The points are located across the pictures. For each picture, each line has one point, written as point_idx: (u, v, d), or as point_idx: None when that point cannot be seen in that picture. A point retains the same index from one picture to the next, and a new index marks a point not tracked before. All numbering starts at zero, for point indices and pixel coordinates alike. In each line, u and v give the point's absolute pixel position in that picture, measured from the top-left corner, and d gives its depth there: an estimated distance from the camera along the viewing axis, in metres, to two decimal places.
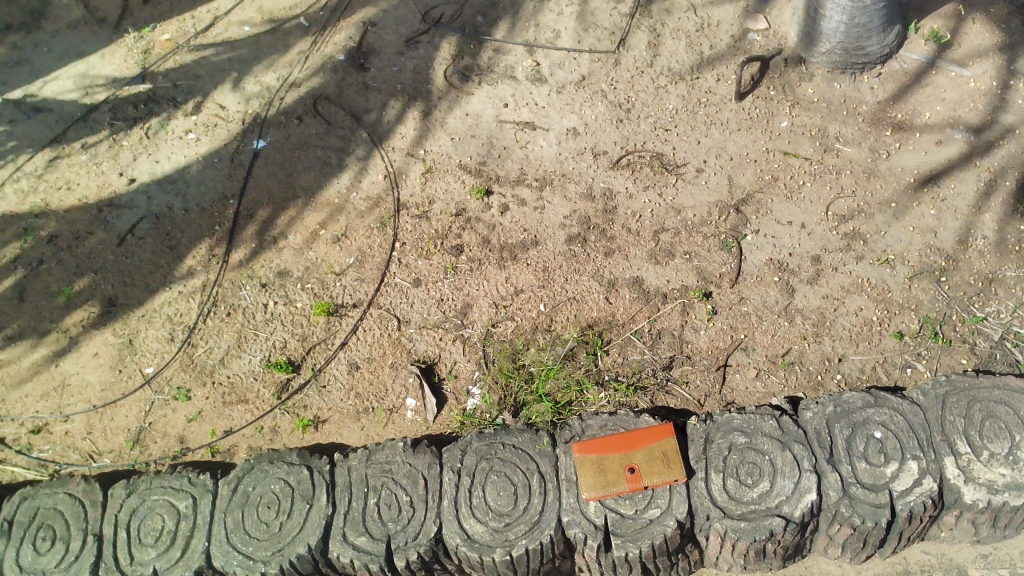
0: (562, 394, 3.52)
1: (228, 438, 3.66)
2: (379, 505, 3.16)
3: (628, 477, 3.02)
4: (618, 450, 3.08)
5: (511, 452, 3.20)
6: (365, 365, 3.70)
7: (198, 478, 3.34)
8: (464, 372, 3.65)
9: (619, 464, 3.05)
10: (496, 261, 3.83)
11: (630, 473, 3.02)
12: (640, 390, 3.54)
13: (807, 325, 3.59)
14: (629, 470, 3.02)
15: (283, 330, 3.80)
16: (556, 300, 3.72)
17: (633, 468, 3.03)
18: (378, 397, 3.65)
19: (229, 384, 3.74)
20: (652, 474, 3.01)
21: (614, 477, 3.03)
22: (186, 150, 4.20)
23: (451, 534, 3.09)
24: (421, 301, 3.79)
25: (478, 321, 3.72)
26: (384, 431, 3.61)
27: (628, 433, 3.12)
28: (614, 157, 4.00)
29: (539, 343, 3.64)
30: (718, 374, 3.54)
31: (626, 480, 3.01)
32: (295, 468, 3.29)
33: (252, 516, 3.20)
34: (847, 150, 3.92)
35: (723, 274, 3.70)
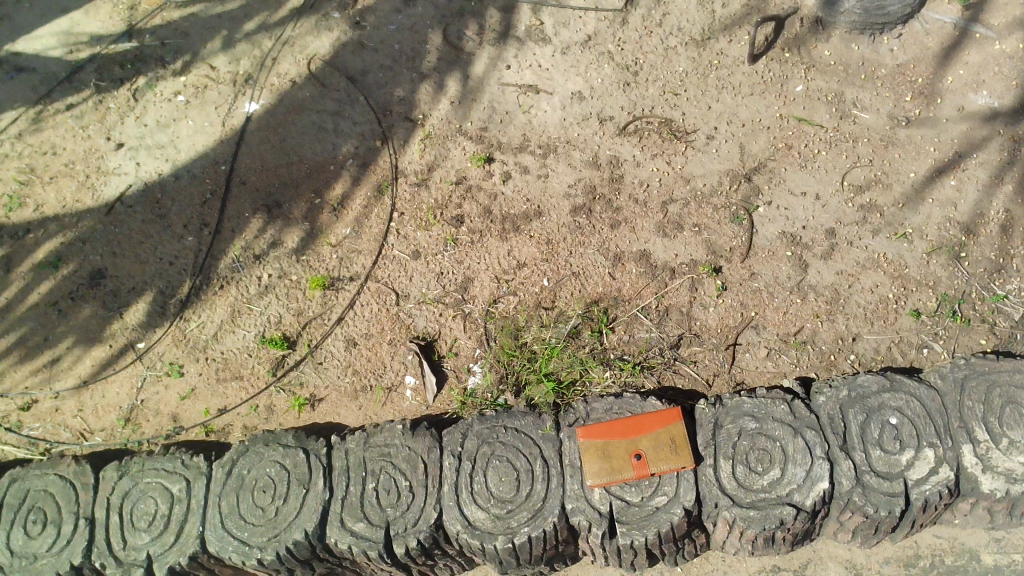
0: (566, 373, 3.39)
1: (223, 417, 3.54)
2: (377, 491, 3.09)
3: (634, 464, 2.94)
4: (624, 436, 2.99)
5: (513, 435, 3.10)
6: (364, 342, 3.59)
7: (191, 460, 3.25)
8: (464, 350, 3.52)
9: (625, 450, 2.96)
10: (498, 232, 3.68)
11: (637, 460, 2.93)
12: (647, 370, 3.39)
13: (820, 302, 3.43)
14: (635, 457, 2.94)
15: (278, 305, 3.68)
16: (560, 274, 3.58)
17: (641, 454, 2.94)
18: (376, 375, 3.54)
19: (222, 360, 3.63)
20: (659, 461, 2.93)
21: (619, 464, 2.94)
22: (175, 114, 4.03)
23: (452, 521, 3.03)
24: (420, 275, 3.66)
25: (479, 297, 3.59)
26: (382, 411, 3.49)
27: (633, 416, 3.03)
28: (620, 123, 3.84)
29: (541, 320, 3.51)
30: (727, 353, 3.40)
31: (632, 467, 2.93)
32: (291, 450, 3.20)
33: (248, 501, 3.13)
34: (864, 117, 3.74)
35: (733, 248, 3.55)
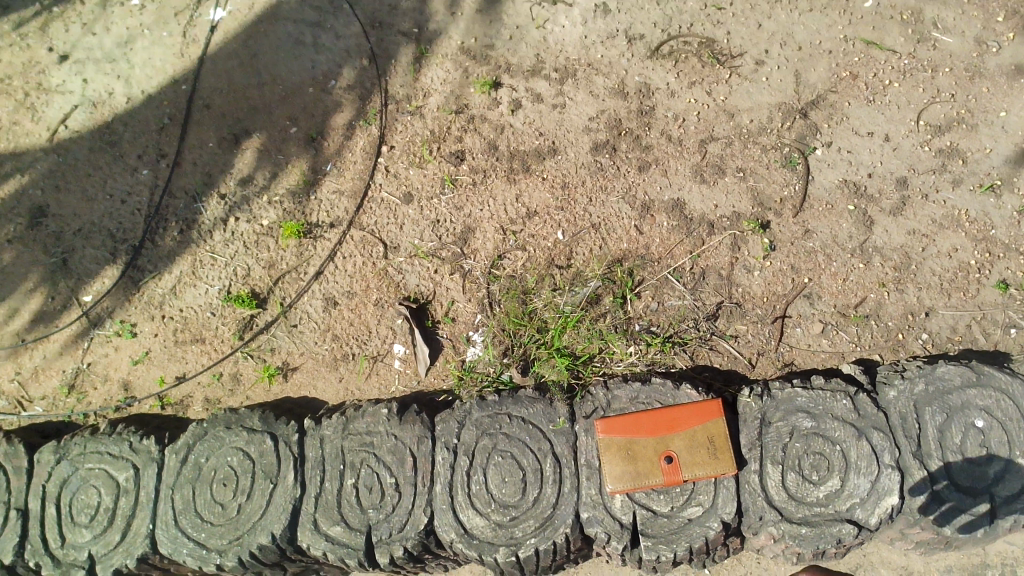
0: (582, 348, 2.90)
1: (180, 387, 3.07)
2: (357, 488, 2.62)
3: (664, 469, 2.46)
4: (653, 433, 2.49)
5: (519, 427, 2.61)
6: (345, 302, 3.07)
7: (140, 444, 2.78)
8: (463, 315, 3.01)
9: (654, 451, 2.47)
10: (505, 174, 3.11)
11: (668, 464, 2.45)
12: (678, 347, 2.90)
13: (887, 267, 2.90)
14: (665, 460, 2.45)
15: (246, 255, 3.14)
16: (577, 227, 3.03)
17: (672, 457, 2.46)
18: (359, 342, 3.03)
19: (181, 319, 3.12)
20: (694, 466, 2.45)
21: (647, 468, 2.46)
22: (129, 21, 3.34)
23: (444, 527, 2.58)
24: (412, 223, 3.11)
25: (481, 251, 3.05)
26: (366, 385, 3.01)
27: (662, 407, 2.52)
28: (651, 43, 3.14)
29: (554, 282, 2.98)
30: (774, 327, 2.89)
31: (661, 472, 2.46)
32: (256, 436, 2.71)
33: (205, 496, 2.67)
34: (946, 42, 3.05)
35: (784, 199, 2.98)
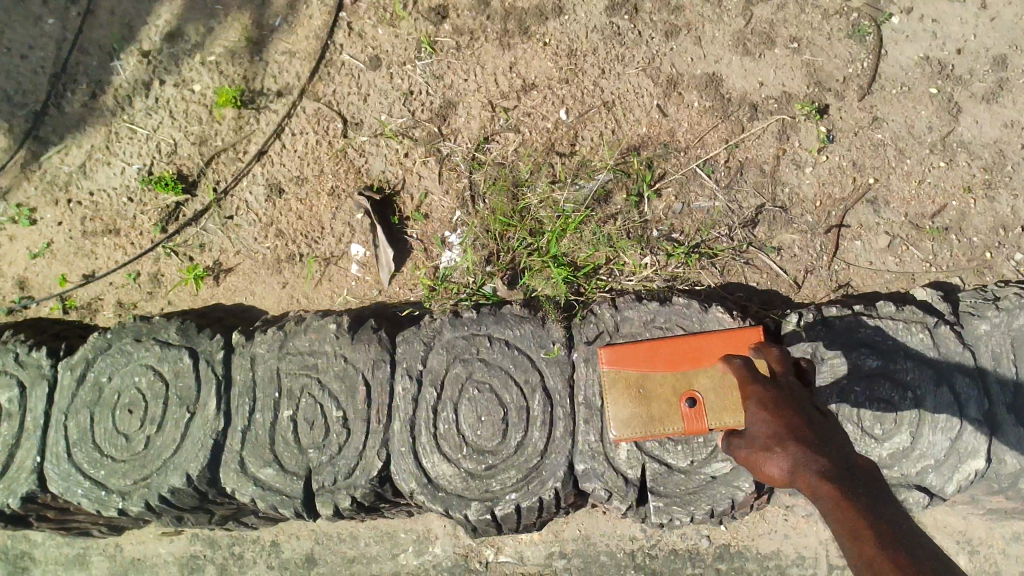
0: (584, 257, 2.33)
1: (88, 287, 2.52)
2: (296, 422, 2.08)
3: (686, 414, 1.87)
4: (671, 368, 1.92)
5: (501, 353, 2.06)
6: (293, 190, 2.48)
7: (29, 357, 2.22)
8: (438, 210, 2.43)
9: (673, 390, 1.90)
10: (497, 36, 2.43)
11: (690, 406, 1.87)
12: (705, 260, 2.34)
13: (975, 167, 2.31)
14: (687, 401, 1.87)
15: (172, 128, 2.51)
16: (585, 105, 2.40)
17: (697, 399, 1.87)
18: (309, 241, 2.47)
19: (91, 205, 2.52)
20: (725, 410, 1.85)
21: (662, 412, 1.90)
22: None
23: (403, 474, 2.05)
24: (378, 93, 2.47)
25: (463, 132, 2.43)
26: (315, 292, 2.47)
27: (688, 336, 1.94)
28: None
29: (552, 173, 2.37)
30: (827, 239, 2.34)
31: (682, 418, 1.88)
32: (170, 353, 2.15)
33: (106, 424, 2.13)
34: None
35: (848, 78, 2.35)
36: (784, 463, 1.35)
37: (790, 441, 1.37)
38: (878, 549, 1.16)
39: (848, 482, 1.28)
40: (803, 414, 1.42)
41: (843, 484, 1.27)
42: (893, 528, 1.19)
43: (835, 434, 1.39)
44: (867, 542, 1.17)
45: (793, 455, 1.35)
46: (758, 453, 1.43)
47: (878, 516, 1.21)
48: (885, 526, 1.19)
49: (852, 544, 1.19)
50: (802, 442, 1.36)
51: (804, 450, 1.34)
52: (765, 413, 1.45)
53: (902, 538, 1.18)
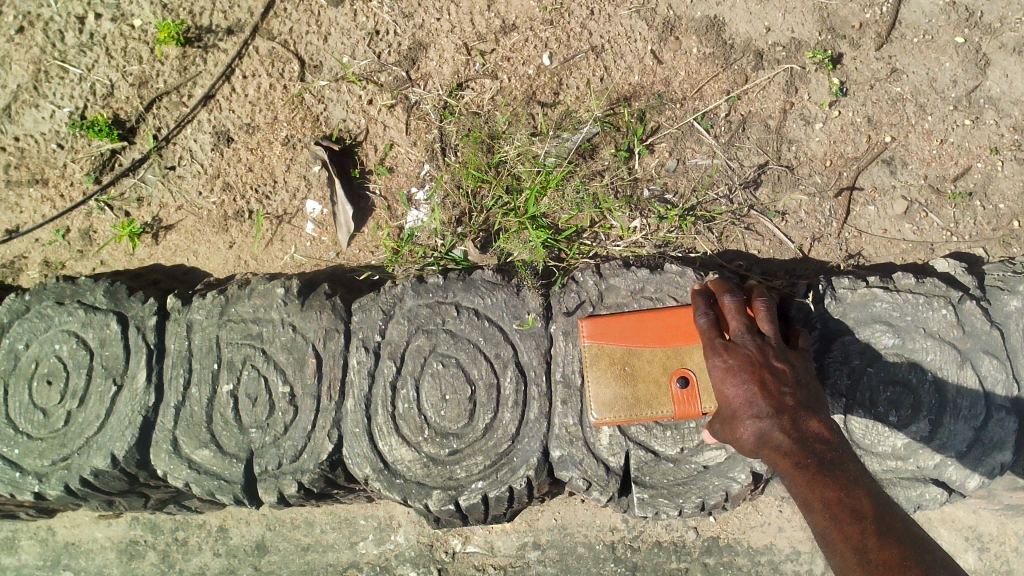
0: (565, 218, 2.10)
1: (12, 244, 2.25)
2: (237, 398, 1.84)
3: (676, 396, 1.67)
4: (661, 344, 1.70)
5: (469, 323, 1.82)
6: (243, 138, 2.22)
7: None
8: (405, 164, 2.18)
9: (664, 369, 1.69)
10: None
11: (681, 388, 1.67)
12: (701, 223, 2.10)
13: (1004, 126, 2.08)
14: (679, 382, 1.67)
15: (108, 67, 2.24)
16: (571, 50, 2.14)
17: (688, 378, 1.68)
18: (260, 196, 2.21)
19: (16, 152, 2.25)
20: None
21: (651, 394, 1.69)
22: None
23: (356, 460, 1.80)
24: (341, 32, 2.20)
25: (433, 77, 2.17)
26: (266, 253, 2.21)
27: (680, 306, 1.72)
28: None
29: (532, 125, 2.13)
30: (838, 203, 2.11)
31: (673, 401, 1.68)
32: (95, 318, 1.90)
33: (22, 398, 1.88)
34: None
35: (864, 23, 2.10)
36: (748, 436, 1.40)
37: (745, 410, 1.41)
38: (834, 525, 1.25)
39: (804, 450, 1.35)
40: (756, 371, 1.44)
41: (798, 454, 1.35)
42: (845, 496, 1.28)
43: (790, 390, 1.42)
44: (822, 515, 1.27)
45: (751, 427, 1.40)
46: (719, 415, 1.49)
47: (830, 483, 1.30)
48: (839, 493, 1.28)
49: (812, 518, 1.29)
50: (755, 409, 1.41)
51: (759, 420, 1.39)
52: (719, 373, 1.47)
53: (856, 503, 1.27)
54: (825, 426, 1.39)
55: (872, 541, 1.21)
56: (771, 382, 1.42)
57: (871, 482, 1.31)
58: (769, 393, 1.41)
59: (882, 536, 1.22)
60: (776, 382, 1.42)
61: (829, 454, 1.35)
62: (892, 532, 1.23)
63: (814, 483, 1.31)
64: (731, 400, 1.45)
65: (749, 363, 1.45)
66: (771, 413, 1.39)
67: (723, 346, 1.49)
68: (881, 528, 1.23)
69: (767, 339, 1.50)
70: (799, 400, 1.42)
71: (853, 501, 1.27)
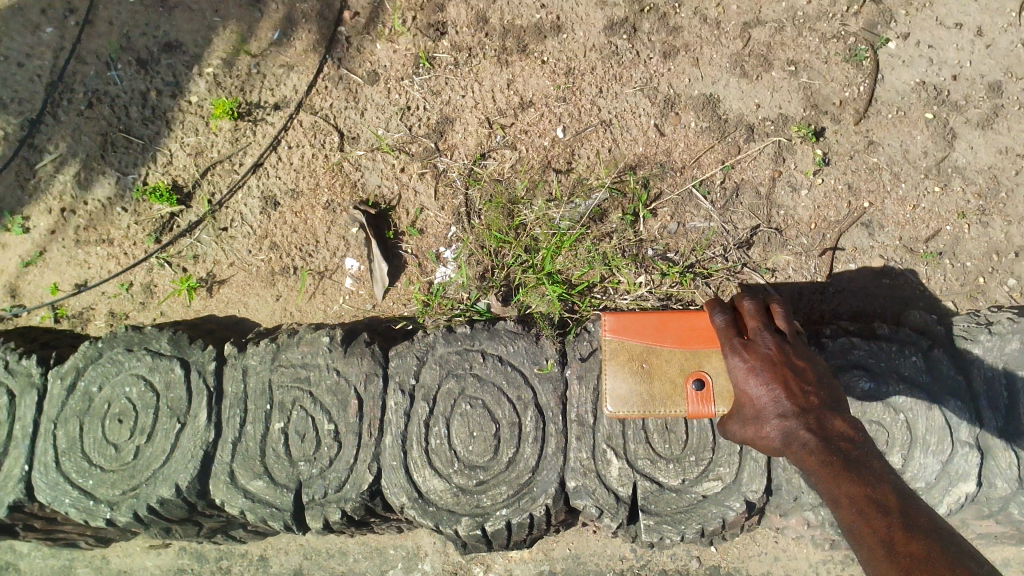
0: (579, 275, 2.34)
1: (80, 297, 2.51)
2: (287, 435, 2.07)
3: (687, 396, 1.94)
4: (679, 348, 1.98)
5: (494, 368, 2.05)
6: (288, 202, 2.47)
7: (19, 365, 2.22)
8: (434, 226, 2.44)
9: (679, 371, 1.97)
10: (495, 53, 2.44)
11: (694, 389, 1.94)
12: (700, 280, 2.34)
13: (970, 193, 2.34)
14: (693, 384, 1.94)
15: (168, 139, 2.51)
16: (581, 124, 2.40)
17: (701, 381, 1.95)
18: (303, 254, 2.46)
19: (84, 214, 2.51)
20: (729, 398, 1.93)
21: (665, 391, 1.96)
22: None
23: (394, 490, 2.03)
24: (376, 108, 2.47)
25: (460, 148, 2.43)
26: (309, 304, 2.46)
27: (695, 314, 2.01)
28: None
29: (548, 190, 2.38)
30: (822, 261, 2.34)
31: (684, 399, 1.95)
32: (161, 363, 2.14)
33: (95, 434, 2.12)
34: None
35: (844, 101, 2.36)
36: (775, 435, 1.50)
37: (768, 408, 1.52)
38: (860, 519, 1.32)
39: (828, 447, 1.43)
40: (778, 372, 1.55)
41: (822, 451, 1.43)
42: (869, 493, 1.34)
43: (812, 390, 1.53)
44: (849, 511, 1.34)
45: (777, 426, 1.50)
46: (742, 408, 1.59)
47: (857, 481, 1.37)
48: (863, 489, 1.35)
49: (839, 515, 1.36)
50: (780, 409, 1.51)
51: (783, 418, 1.49)
52: (742, 373, 1.60)
53: (881, 499, 1.33)
54: (848, 425, 1.47)
55: (897, 532, 1.27)
56: (793, 381, 1.53)
57: (897, 481, 1.36)
58: (791, 391, 1.52)
59: (908, 528, 1.27)
60: (798, 382, 1.53)
61: (851, 451, 1.42)
62: (916, 526, 1.28)
63: (839, 479, 1.38)
64: (755, 398, 1.56)
65: (771, 363, 1.58)
66: (794, 412, 1.49)
67: (744, 348, 1.63)
68: (905, 521, 1.29)
69: (787, 343, 1.63)
70: (824, 401, 1.51)
71: (876, 494, 1.33)
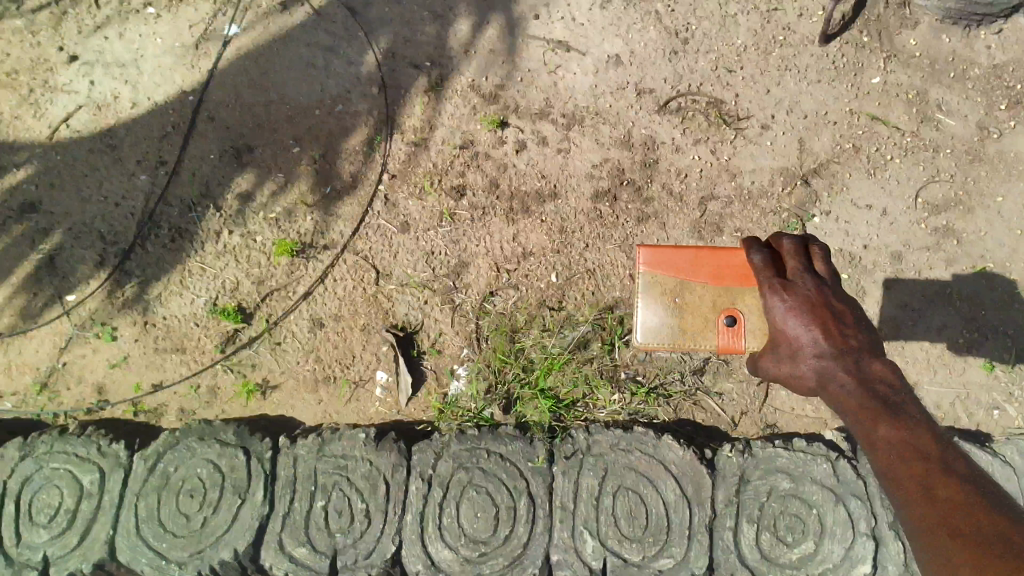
0: (566, 391, 2.93)
1: (156, 395, 3.06)
2: (327, 510, 2.57)
3: (721, 329, 2.20)
4: (712, 284, 2.23)
5: (496, 463, 2.57)
6: (332, 324, 3.05)
7: (109, 448, 2.72)
8: (450, 348, 3.02)
9: (711, 308, 2.22)
10: (504, 212, 3.06)
11: (726, 324, 2.20)
12: (662, 399, 2.94)
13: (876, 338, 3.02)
14: (726, 319, 2.20)
15: (236, 269, 3.08)
16: (571, 271, 3.01)
17: (732, 318, 2.20)
18: (342, 366, 3.03)
19: (163, 327, 3.07)
20: (756, 334, 2.19)
21: (695, 327, 2.22)
22: (141, 29, 3.19)
23: (412, 558, 2.53)
24: (406, 253, 3.06)
25: (474, 286, 3.03)
26: (346, 408, 3.02)
27: (728, 252, 2.26)
28: (661, 98, 3.12)
29: (543, 323, 2.99)
30: (761, 388, 2.95)
31: (712, 334, 2.21)
32: (228, 450, 2.65)
33: (170, 506, 2.60)
34: (949, 124, 3.10)
35: None
36: (818, 370, 1.80)
37: (808, 348, 1.81)
38: (900, 460, 1.63)
39: (867, 392, 1.75)
40: (817, 311, 1.83)
41: (863, 396, 1.75)
42: (907, 440, 1.65)
43: (849, 332, 1.83)
44: (890, 452, 1.65)
45: (820, 364, 1.80)
46: (779, 346, 1.89)
47: (897, 426, 1.68)
48: (903, 437, 1.66)
49: (878, 455, 1.68)
50: (821, 351, 1.81)
51: (825, 360, 1.80)
52: (779, 310, 1.86)
53: (918, 446, 1.64)
54: (882, 368, 1.79)
55: (934, 476, 1.57)
56: (832, 325, 1.82)
57: (927, 421, 1.71)
58: (830, 333, 1.81)
59: (945, 473, 1.57)
60: (837, 323, 1.82)
61: (886, 395, 1.75)
62: (952, 470, 1.58)
63: (880, 425, 1.70)
64: (793, 335, 1.84)
65: (809, 301, 1.84)
66: (834, 354, 1.79)
67: (786, 283, 1.88)
68: (942, 466, 1.59)
69: (824, 282, 1.89)
70: (861, 347, 1.82)
71: (912, 432, 1.67)
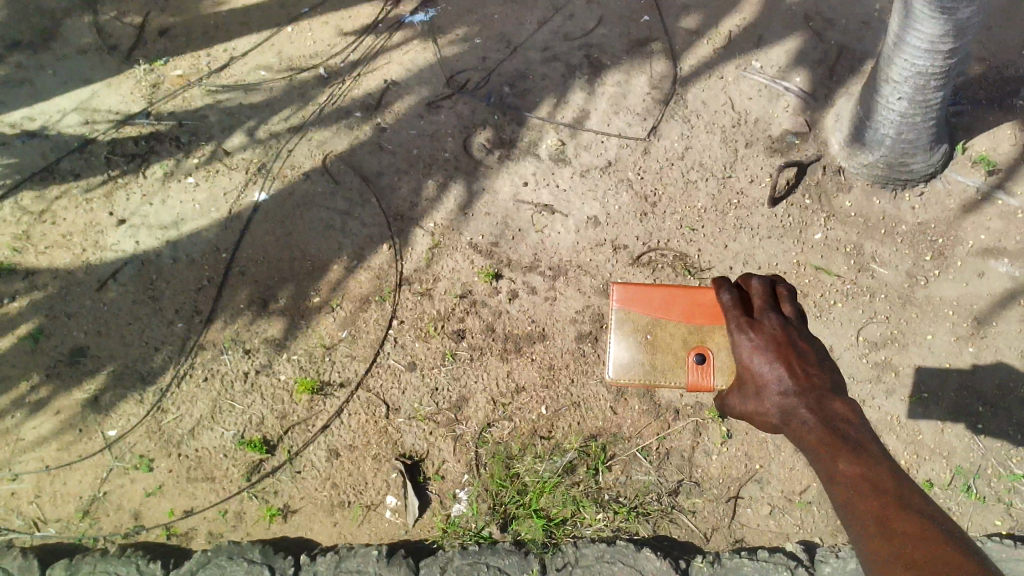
0: (557, 511, 3.30)
1: (187, 520, 3.38)
2: None
3: (690, 366, 2.54)
4: (682, 321, 2.60)
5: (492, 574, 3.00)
6: (347, 454, 3.41)
7: (148, 566, 3.17)
8: (451, 474, 3.38)
9: (681, 347, 2.57)
10: (498, 352, 3.49)
11: (693, 360, 2.54)
12: (642, 516, 3.32)
13: None
14: (694, 356, 2.53)
15: (262, 404, 3.46)
16: (559, 404, 3.42)
17: (699, 355, 2.54)
18: (356, 491, 3.39)
19: (194, 458, 3.42)
20: (722, 370, 2.50)
21: (664, 363, 2.58)
22: (183, 196, 3.66)
23: None
24: (413, 389, 3.46)
25: (473, 418, 3.42)
26: (359, 529, 3.38)
27: (697, 294, 2.64)
28: (634, 253, 3.61)
29: (535, 450, 3.37)
30: (728, 506, 3.33)
31: (679, 370, 2.55)
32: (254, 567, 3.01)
33: None
34: (882, 272, 3.59)
35: None
36: (780, 404, 1.92)
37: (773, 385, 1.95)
38: (858, 491, 1.70)
39: (828, 425, 1.84)
40: (782, 351, 1.98)
41: (822, 428, 1.84)
42: (866, 472, 1.73)
43: (813, 371, 1.95)
44: (850, 486, 1.72)
45: (781, 399, 1.92)
46: (747, 382, 2.03)
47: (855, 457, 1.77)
48: (862, 471, 1.73)
49: (836, 487, 1.75)
50: (785, 387, 1.93)
51: (789, 396, 1.91)
52: (749, 349, 2.02)
53: (876, 479, 1.71)
54: (842, 405, 1.89)
55: (889, 509, 1.65)
56: (796, 363, 1.96)
57: (886, 454, 1.78)
58: (793, 371, 1.94)
59: (900, 505, 1.65)
60: (800, 361, 1.96)
61: (846, 428, 1.84)
62: (906, 504, 1.66)
63: (839, 459, 1.77)
64: (760, 373, 1.99)
65: (775, 342, 2.00)
66: (796, 392, 1.91)
67: (753, 325, 2.05)
68: (897, 499, 1.67)
69: (790, 324, 2.06)
70: (823, 385, 1.92)
71: (870, 466, 1.74)
